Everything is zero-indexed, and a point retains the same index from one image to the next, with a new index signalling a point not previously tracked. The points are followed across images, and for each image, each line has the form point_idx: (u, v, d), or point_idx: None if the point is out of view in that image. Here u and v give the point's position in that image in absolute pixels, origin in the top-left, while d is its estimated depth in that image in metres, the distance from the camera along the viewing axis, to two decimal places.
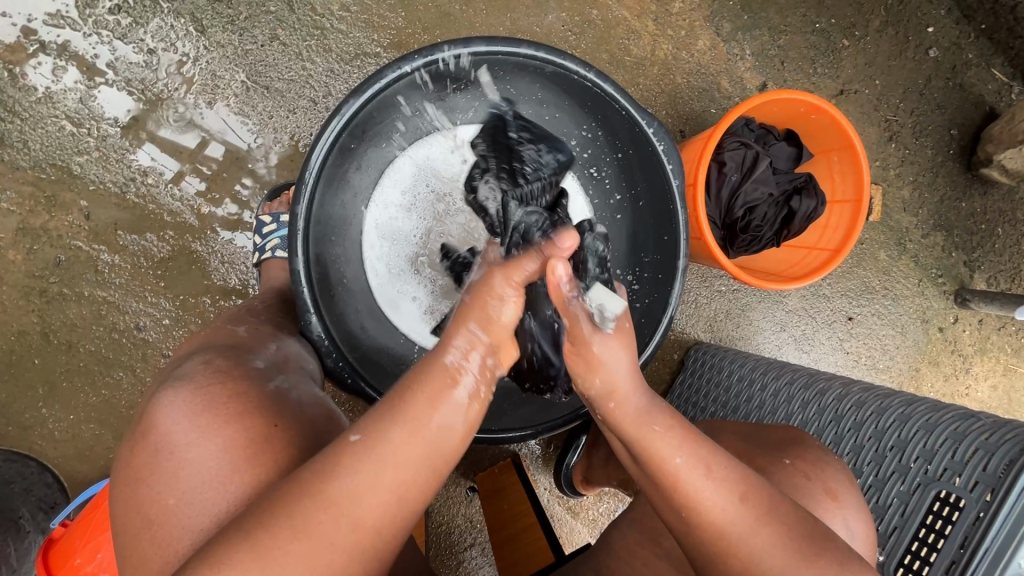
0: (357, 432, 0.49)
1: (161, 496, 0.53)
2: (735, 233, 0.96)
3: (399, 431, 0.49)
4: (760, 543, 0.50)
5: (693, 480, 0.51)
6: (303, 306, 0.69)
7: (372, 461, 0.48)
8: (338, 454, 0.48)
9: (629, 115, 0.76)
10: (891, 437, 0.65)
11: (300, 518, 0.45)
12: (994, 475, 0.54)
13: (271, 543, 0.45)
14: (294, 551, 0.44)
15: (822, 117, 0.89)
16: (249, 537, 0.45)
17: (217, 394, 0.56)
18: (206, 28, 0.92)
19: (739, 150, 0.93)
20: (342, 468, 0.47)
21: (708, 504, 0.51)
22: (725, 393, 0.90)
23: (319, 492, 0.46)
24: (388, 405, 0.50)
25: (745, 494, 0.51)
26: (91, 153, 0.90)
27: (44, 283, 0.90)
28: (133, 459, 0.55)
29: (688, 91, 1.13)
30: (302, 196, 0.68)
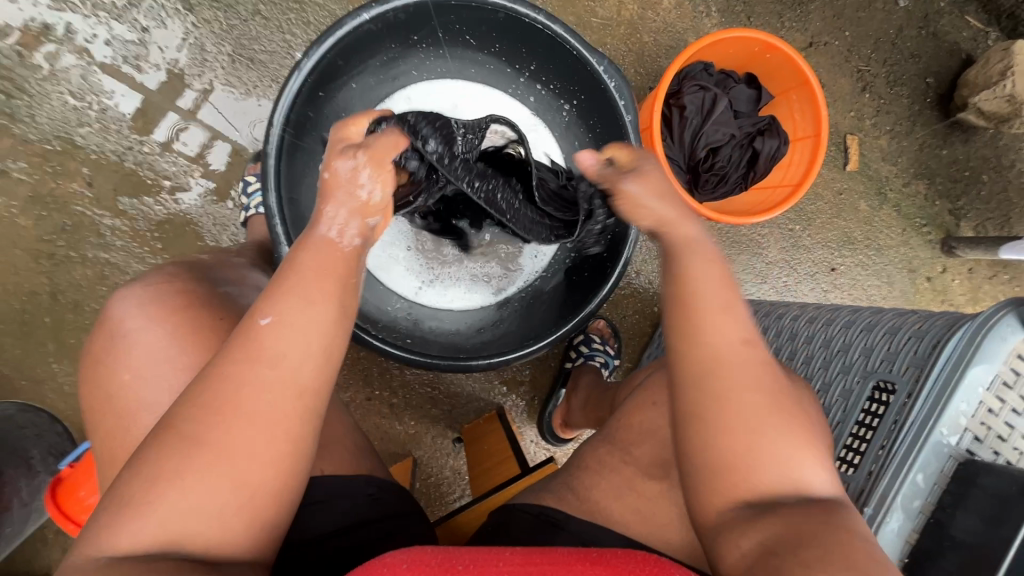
0: (267, 314, 0.49)
1: (119, 375, 0.58)
2: (699, 174, 0.98)
3: (309, 302, 0.50)
4: (754, 394, 0.52)
5: (717, 314, 0.54)
6: (276, 240, 0.74)
7: (293, 331, 0.49)
8: (254, 336, 0.48)
9: (580, 55, 0.80)
10: (838, 342, 0.68)
11: (240, 400, 0.46)
12: (919, 356, 0.56)
13: (219, 432, 0.46)
14: (250, 434, 0.46)
15: (776, 55, 0.91)
16: (196, 439, 0.46)
17: (167, 292, 0.62)
18: (194, 6, 0.99)
19: (698, 93, 0.95)
20: (269, 350, 0.48)
21: (723, 338, 0.54)
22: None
23: (254, 372, 0.47)
24: (279, 289, 0.51)
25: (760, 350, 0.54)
26: (93, 125, 0.98)
27: (53, 247, 0.98)
28: (93, 347, 0.60)
29: (656, 49, 1.16)
30: (272, 139, 0.73)
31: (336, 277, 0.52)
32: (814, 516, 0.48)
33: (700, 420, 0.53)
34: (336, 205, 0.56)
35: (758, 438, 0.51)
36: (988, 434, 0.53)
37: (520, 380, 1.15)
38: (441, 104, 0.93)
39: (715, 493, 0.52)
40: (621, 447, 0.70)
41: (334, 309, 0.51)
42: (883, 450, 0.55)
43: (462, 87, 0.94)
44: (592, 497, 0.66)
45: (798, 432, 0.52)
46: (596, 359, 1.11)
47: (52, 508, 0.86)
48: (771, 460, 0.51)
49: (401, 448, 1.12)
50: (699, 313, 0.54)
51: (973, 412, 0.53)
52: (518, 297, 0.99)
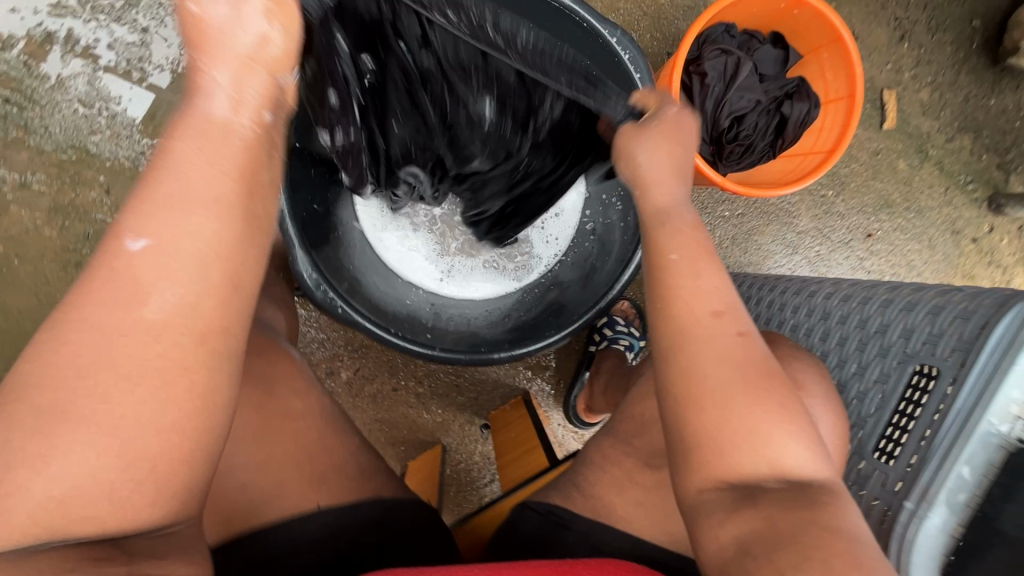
0: (139, 236, 0.39)
1: None
2: (723, 145, 0.93)
3: (194, 209, 0.41)
4: (723, 372, 0.51)
5: (691, 284, 0.55)
6: (289, 241, 0.73)
7: (171, 249, 0.40)
8: (127, 264, 0.39)
9: (590, 28, 0.76)
10: (874, 322, 0.64)
11: (114, 358, 0.37)
12: (963, 342, 0.53)
13: (82, 401, 0.36)
14: (139, 402, 0.37)
15: (805, 11, 0.84)
16: (73, 415, 0.36)
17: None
18: None
19: (719, 58, 0.88)
20: (142, 277, 0.39)
21: (688, 294, 0.55)
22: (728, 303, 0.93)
23: (114, 317, 0.38)
24: (156, 197, 0.40)
25: (718, 311, 0.54)
26: (104, 132, 0.98)
27: (78, 256, 1.00)
28: None
29: (673, 10, 1.09)
30: None
31: (227, 177, 0.42)
32: (799, 503, 0.48)
33: (671, 395, 0.53)
34: (219, 67, 0.44)
35: (737, 422, 0.50)
36: None
37: (543, 364, 1.14)
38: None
39: (703, 474, 0.51)
40: (624, 440, 0.68)
41: (229, 223, 0.42)
42: (926, 440, 0.53)
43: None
44: (596, 494, 0.65)
45: (785, 412, 0.51)
46: (620, 342, 1.09)
47: None
48: (770, 446, 0.50)
49: (430, 436, 1.13)
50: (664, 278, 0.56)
51: None
52: (539, 283, 0.97)
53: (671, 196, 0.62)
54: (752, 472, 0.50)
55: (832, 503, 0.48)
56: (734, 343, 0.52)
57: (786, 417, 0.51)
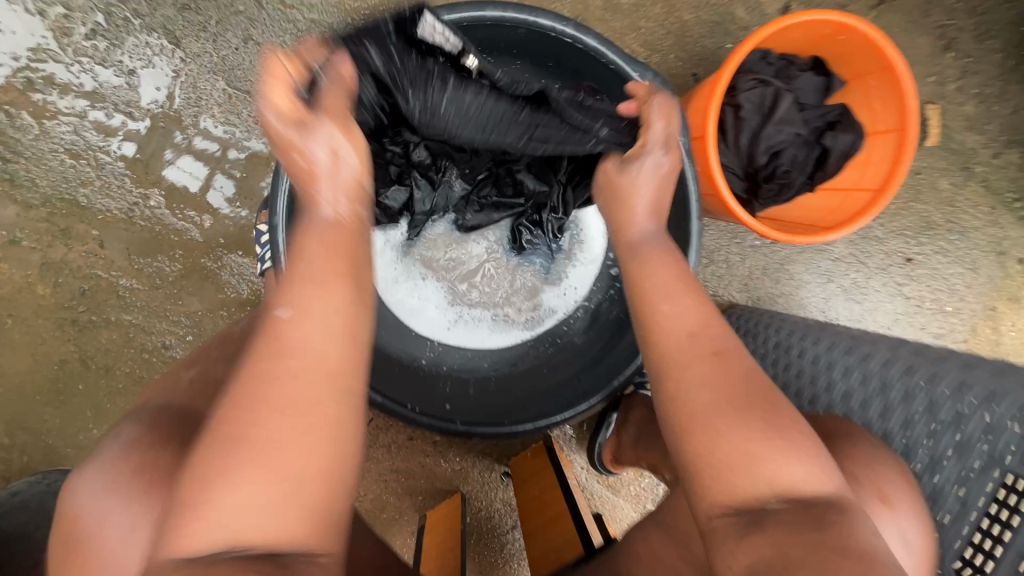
0: (285, 307, 0.49)
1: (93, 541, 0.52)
2: (759, 182, 0.86)
3: (327, 277, 0.51)
4: (711, 390, 0.52)
5: (659, 302, 0.59)
6: None
7: (314, 317, 0.49)
8: (278, 331, 0.48)
9: (617, 70, 0.69)
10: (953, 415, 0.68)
11: (272, 394, 0.46)
12: (1022, 435, 0.62)
13: (251, 427, 0.45)
14: (288, 433, 0.45)
15: (852, 37, 0.76)
16: (244, 443, 0.44)
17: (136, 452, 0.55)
18: (180, 39, 0.89)
19: (756, 90, 0.81)
20: (291, 339, 0.48)
21: (665, 321, 0.58)
22: (761, 352, 0.88)
23: (275, 364, 0.47)
24: (299, 274, 0.51)
25: (700, 331, 0.56)
26: (94, 182, 0.92)
27: (74, 313, 0.95)
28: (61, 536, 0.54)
29: (699, 27, 1.00)
30: (277, 211, 0.66)
31: (345, 264, 0.52)
32: (809, 526, 0.46)
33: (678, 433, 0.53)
34: (313, 140, 0.53)
35: (731, 445, 0.50)
36: None
37: None
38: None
39: (712, 498, 0.50)
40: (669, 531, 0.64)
41: (353, 291, 0.52)
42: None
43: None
44: None
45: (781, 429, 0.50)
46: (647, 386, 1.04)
47: None
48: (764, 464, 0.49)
49: (448, 484, 1.09)
50: (649, 306, 0.59)
51: None
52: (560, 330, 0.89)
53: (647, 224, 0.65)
54: (753, 495, 0.49)
55: (838, 520, 0.46)
56: (705, 370, 0.53)
57: (781, 436, 0.50)
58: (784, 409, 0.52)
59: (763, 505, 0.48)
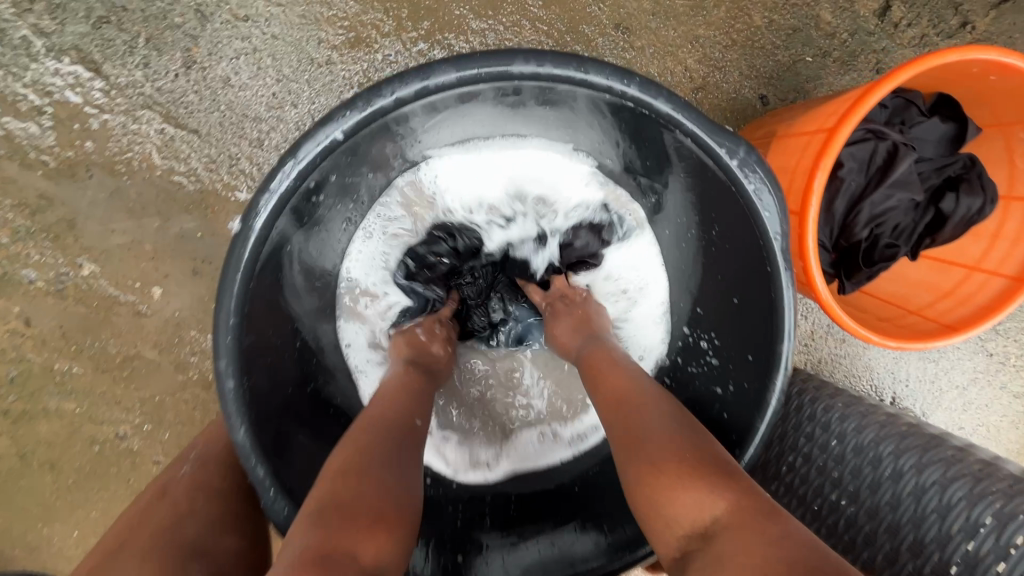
0: (419, 416, 0.50)
1: None
2: (856, 258, 0.67)
3: (418, 387, 0.55)
4: (625, 445, 0.46)
5: (593, 375, 0.54)
6: (257, 486, 0.49)
7: (418, 405, 0.52)
8: (390, 416, 0.48)
9: (693, 141, 0.50)
10: None
11: (378, 442, 0.45)
12: None
13: (364, 460, 0.42)
14: (396, 478, 0.42)
15: (1009, 79, 0.55)
16: (364, 481, 0.41)
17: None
18: (100, 66, 0.69)
19: (863, 143, 0.62)
20: (408, 421, 0.49)
21: (599, 387, 0.52)
22: (839, 454, 0.64)
23: (386, 433, 0.46)
24: (397, 386, 0.54)
25: (627, 394, 0.49)
26: (12, 249, 0.73)
27: (6, 402, 0.79)
28: None
29: (772, 35, 0.78)
30: (222, 348, 0.47)
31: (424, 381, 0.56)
32: (716, 569, 0.37)
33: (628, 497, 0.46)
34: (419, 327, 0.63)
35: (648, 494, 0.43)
36: None
37: None
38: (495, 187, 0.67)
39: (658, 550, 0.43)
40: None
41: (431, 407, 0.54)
42: None
43: (517, 141, 0.64)
44: None
45: (702, 460, 0.42)
46: None
47: None
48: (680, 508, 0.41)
49: None
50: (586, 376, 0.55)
51: None
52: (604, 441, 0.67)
53: (582, 315, 0.62)
54: (677, 541, 0.41)
55: (739, 552, 0.37)
56: (624, 422, 0.47)
57: (699, 470, 0.41)
58: (704, 440, 0.44)
59: (687, 550, 0.40)
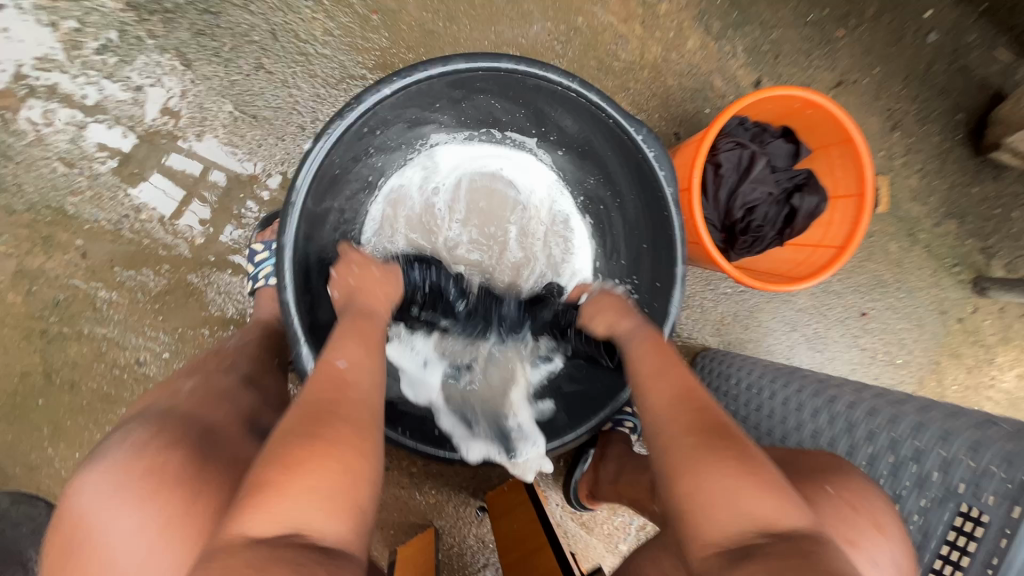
0: (342, 359, 0.59)
1: (106, 550, 0.49)
2: (735, 234, 0.93)
3: (359, 344, 0.62)
4: (681, 446, 0.53)
5: (647, 384, 0.61)
6: (293, 337, 0.67)
7: (357, 366, 0.59)
8: (335, 374, 0.57)
9: (616, 124, 0.74)
10: (930, 459, 0.64)
11: (317, 409, 0.52)
12: (984, 474, 0.59)
13: (306, 436, 0.49)
14: (328, 446, 0.49)
15: (818, 112, 0.86)
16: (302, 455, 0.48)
17: (127, 460, 0.51)
18: (191, 61, 0.91)
19: (734, 151, 0.90)
20: (338, 377, 0.56)
21: (653, 398, 0.59)
22: (735, 390, 0.89)
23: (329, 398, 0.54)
24: (338, 342, 0.62)
25: (678, 400, 0.57)
26: (85, 193, 0.90)
27: (45, 324, 0.91)
28: (64, 525, 0.51)
29: (681, 92, 1.10)
30: (286, 229, 0.66)
31: (371, 345, 0.63)
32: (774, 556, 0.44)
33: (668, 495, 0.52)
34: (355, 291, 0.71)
35: (696, 487, 0.50)
36: None
37: None
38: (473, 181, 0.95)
39: (699, 543, 0.49)
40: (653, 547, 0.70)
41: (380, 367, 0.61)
42: None
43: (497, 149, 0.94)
44: None
45: (743, 465, 0.50)
46: (624, 425, 1.06)
47: None
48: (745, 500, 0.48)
49: (422, 519, 1.07)
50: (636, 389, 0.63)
51: None
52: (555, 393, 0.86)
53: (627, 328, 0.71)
54: (737, 536, 0.47)
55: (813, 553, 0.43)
56: (675, 428, 0.55)
57: (751, 472, 0.49)
58: (743, 445, 0.52)
59: (753, 543, 0.46)
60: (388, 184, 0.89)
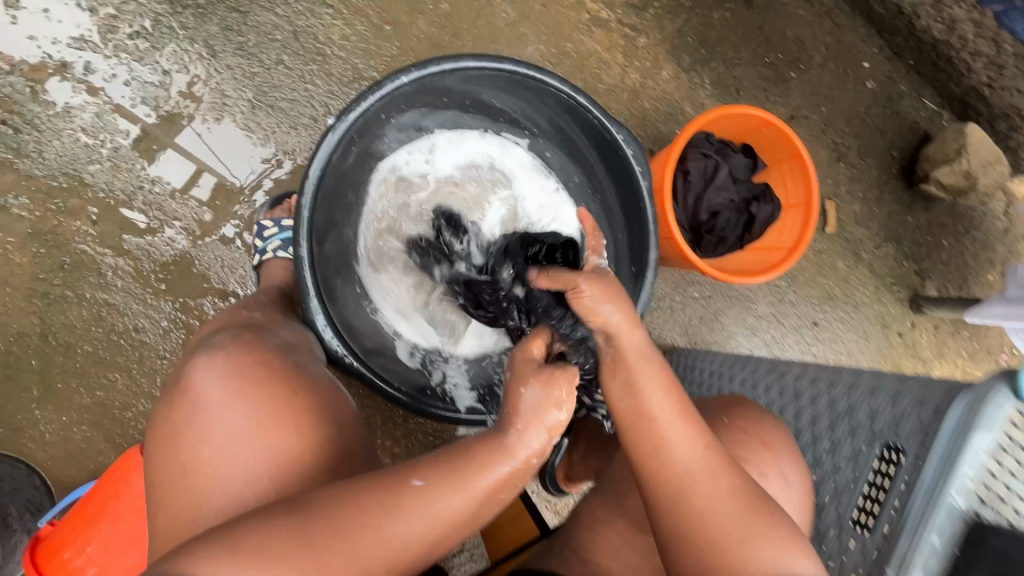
0: (422, 479, 0.57)
1: (199, 447, 0.63)
2: (700, 235, 1.05)
3: (457, 477, 0.57)
4: None
5: (734, 537, 0.60)
6: (305, 291, 0.75)
7: (434, 498, 0.56)
8: (406, 494, 0.56)
9: (600, 124, 0.85)
10: (861, 410, 0.70)
11: (361, 526, 0.54)
12: (901, 414, 0.64)
13: (317, 539, 0.53)
14: (342, 563, 0.53)
15: (771, 130, 1.00)
16: (317, 553, 0.52)
17: (242, 362, 0.67)
18: (217, 52, 1.00)
19: (701, 161, 1.03)
20: (406, 504, 0.56)
21: (737, 548, 0.60)
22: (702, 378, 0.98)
23: (377, 519, 0.55)
24: (446, 466, 0.58)
25: (770, 560, 0.60)
26: (104, 163, 0.96)
27: (48, 285, 0.94)
28: (170, 417, 0.65)
29: (656, 114, 1.24)
30: (307, 191, 0.74)
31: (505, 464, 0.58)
32: None
33: None
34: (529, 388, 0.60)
35: None
36: (991, 497, 0.56)
37: None
38: (468, 165, 1.00)
39: None
40: (615, 500, 0.76)
41: (476, 504, 0.58)
42: (892, 518, 0.60)
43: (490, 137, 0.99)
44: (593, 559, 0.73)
45: None
46: None
47: (31, 570, 0.81)
48: None
49: None
50: (724, 535, 0.61)
51: (993, 447, 0.56)
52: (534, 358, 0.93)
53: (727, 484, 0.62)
54: None
55: None
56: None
57: None
58: None
59: None
60: (392, 162, 0.94)
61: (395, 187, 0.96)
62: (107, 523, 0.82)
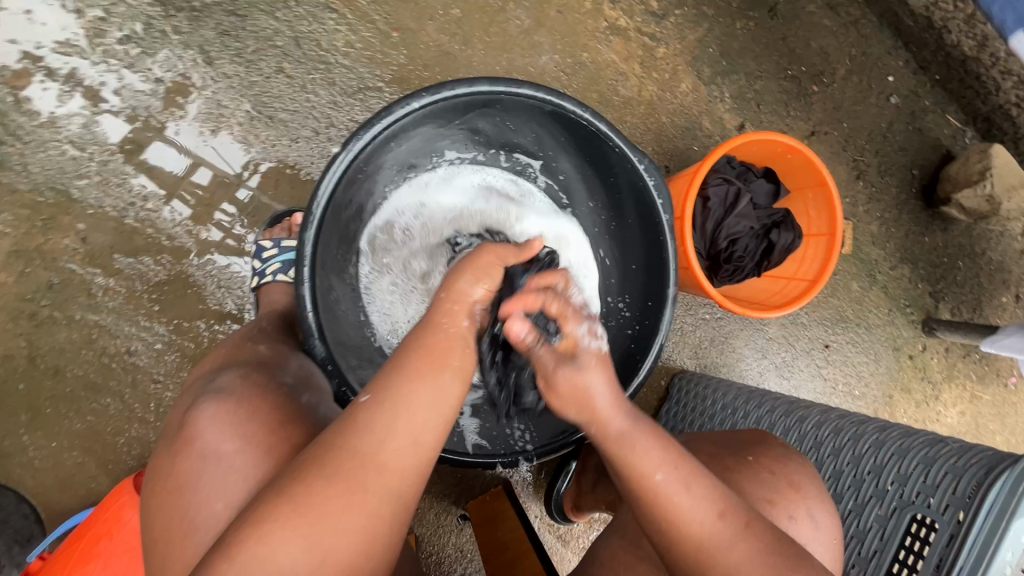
0: (366, 393, 0.55)
1: (209, 501, 0.59)
2: (719, 263, 1.01)
3: (410, 388, 0.55)
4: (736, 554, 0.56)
5: (676, 500, 0.57)
6: (308, 329, 0.69)
7: (387, 407, 0.54)
8: (358, 414, 0.54)
9: (621, 152, 0.80)
10: (890, 473, 0.69)
11: (330, 457, 0.52)
12: (936, 485, 0.64)
13: (299, 491, 0.51)
14: (329, 499, 0.50)
15: (797, 157, 0.95)
16: (299, 503, 0.50)
17: (251, 404, 0.64)
18: (213, 59, 0.94)
19: (722, 187, 0.99)
20: (358, 422, 0.53)
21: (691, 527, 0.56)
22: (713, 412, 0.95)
23: (346, 447, 0.52)
24: (391, 386, 0.55)
25: (723, 511, 0.57)
26: (93, 177, 0.91)
27: (35, 306, 0.90)
28: (174, 468, 0.61)
29: (673, 129, 1.19)
30: (311, 224, 0.69)
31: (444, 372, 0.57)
32: None
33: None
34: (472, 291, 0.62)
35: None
36: None
37: None
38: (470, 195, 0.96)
39: None
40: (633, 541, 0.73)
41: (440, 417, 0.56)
42: None
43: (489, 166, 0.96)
44: None
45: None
46: None
47: None
48: None
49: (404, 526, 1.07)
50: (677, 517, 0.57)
51: None
52: None
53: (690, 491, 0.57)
54: None
55: None
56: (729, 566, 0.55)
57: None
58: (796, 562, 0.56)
59: None
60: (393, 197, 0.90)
61: (396, 220, 0.91)
62: (99, 561, 0.78)
